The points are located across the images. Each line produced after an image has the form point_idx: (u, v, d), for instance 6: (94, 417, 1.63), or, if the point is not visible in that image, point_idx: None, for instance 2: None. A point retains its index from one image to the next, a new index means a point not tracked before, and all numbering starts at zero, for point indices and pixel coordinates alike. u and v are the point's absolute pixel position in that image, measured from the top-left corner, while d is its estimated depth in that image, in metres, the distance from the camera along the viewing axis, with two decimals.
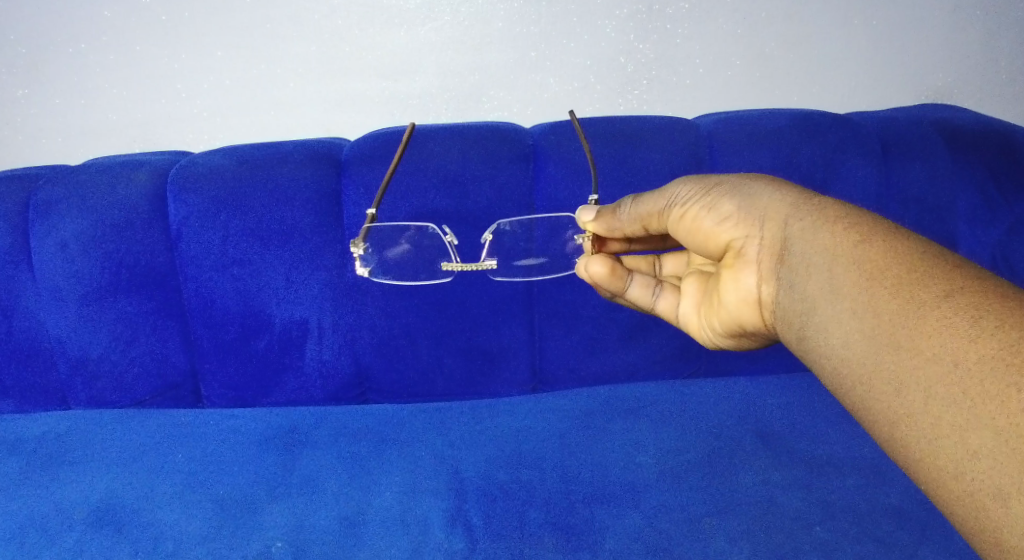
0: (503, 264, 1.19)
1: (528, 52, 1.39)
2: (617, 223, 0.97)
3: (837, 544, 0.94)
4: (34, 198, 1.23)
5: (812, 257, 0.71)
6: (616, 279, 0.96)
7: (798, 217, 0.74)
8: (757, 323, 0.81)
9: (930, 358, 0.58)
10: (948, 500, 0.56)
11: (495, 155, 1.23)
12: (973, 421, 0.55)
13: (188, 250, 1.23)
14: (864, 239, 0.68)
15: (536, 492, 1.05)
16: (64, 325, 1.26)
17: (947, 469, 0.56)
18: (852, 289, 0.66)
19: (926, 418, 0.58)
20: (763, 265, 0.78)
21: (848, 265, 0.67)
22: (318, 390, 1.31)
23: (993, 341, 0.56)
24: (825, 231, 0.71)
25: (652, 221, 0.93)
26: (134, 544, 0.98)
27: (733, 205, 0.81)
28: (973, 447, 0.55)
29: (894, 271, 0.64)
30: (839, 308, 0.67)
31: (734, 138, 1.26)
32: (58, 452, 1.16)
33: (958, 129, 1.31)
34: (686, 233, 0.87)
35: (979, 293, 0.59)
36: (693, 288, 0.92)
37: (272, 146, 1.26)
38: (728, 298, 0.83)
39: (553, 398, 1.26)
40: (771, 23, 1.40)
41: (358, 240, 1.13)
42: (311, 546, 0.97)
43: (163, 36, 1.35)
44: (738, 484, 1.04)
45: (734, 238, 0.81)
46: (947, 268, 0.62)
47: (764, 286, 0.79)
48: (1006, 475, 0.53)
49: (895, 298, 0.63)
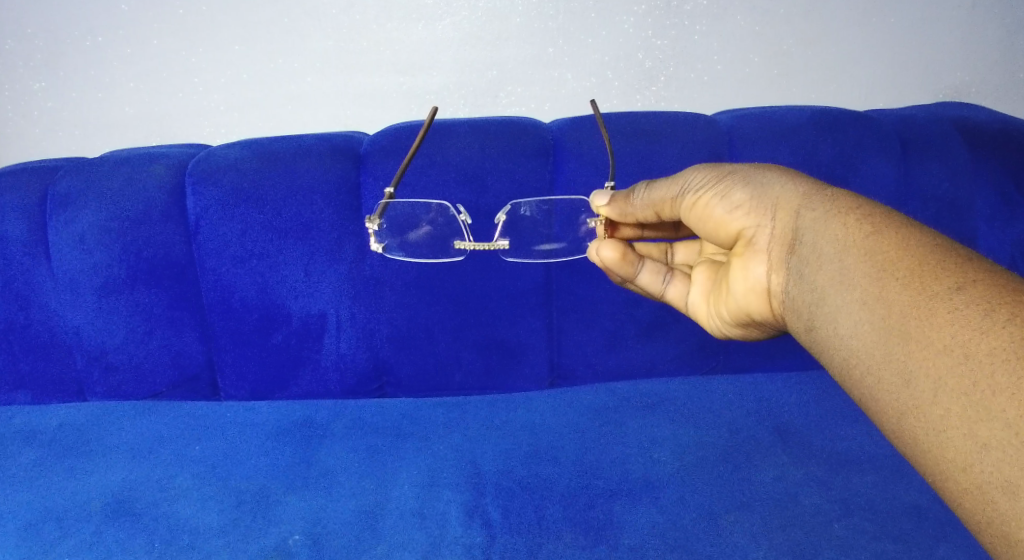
0: (516, 246, 1.20)
1: (546, 48, 1.39)
2: (631, 210, 0.96)
3: (856, 541, 0.94)
4: (53, 189, 1.23)
5: (823, 247, 0.71)
6: (626, 265, 0.96)
7: (809, 207, 0.74)
8: (764, 312, 0.82)
9: (941, 349, 0.58)
10: (955, 492, 0.56)
11: (514, 149, 1.23)
12: (984, 413, 0.54)
13: (207, 242, 1.24)
14: (876, 231, 0.68)
15: (554, 487, 1.04)
16: (81, 316, 1.26)
17: (954, 460, 0.56)
18: (862, 278, 0.66)
19: (935, 410, 0.58)
20: (773, 254, 0.78)
21: (860, 256, 0.67)
22: (335, 383, 1.31)
23: (1005, 334, 0.55)
24: (836, 222, 0.71)
25: (664, 207, 0.92)
26: (152, 534, 0.99)
27: (744, 194, 0.81)
28: (982, 440, 0.54)
29: (906, 262, 0.64)
30: (849, 298, 0.67)
31: (754, 134, 1.26)
32: (77, 443, 1.16)
33: (978, 127, 1.30)
34: (697, 221, 0.87)
35: (990, 286, 0.58)
36: (703, 277, 0.93)
37: (291, 139, 1.26)
38: (738, 287, 0.83)
39: (571, 393, 1.26)
40: (790, 19, 1.39)
41: (375, 216, 1.15)
42: (329, 538, 0.98)
43: (181, 31, 1.36)
44: (757, 480, 1.03)
45: (746, 227, 0.81)
46: (958, 261, 0.62)
47: (773, 276, 0.79)
48: (1014, 468, 0.52)
49: (906, 289, 0.62)
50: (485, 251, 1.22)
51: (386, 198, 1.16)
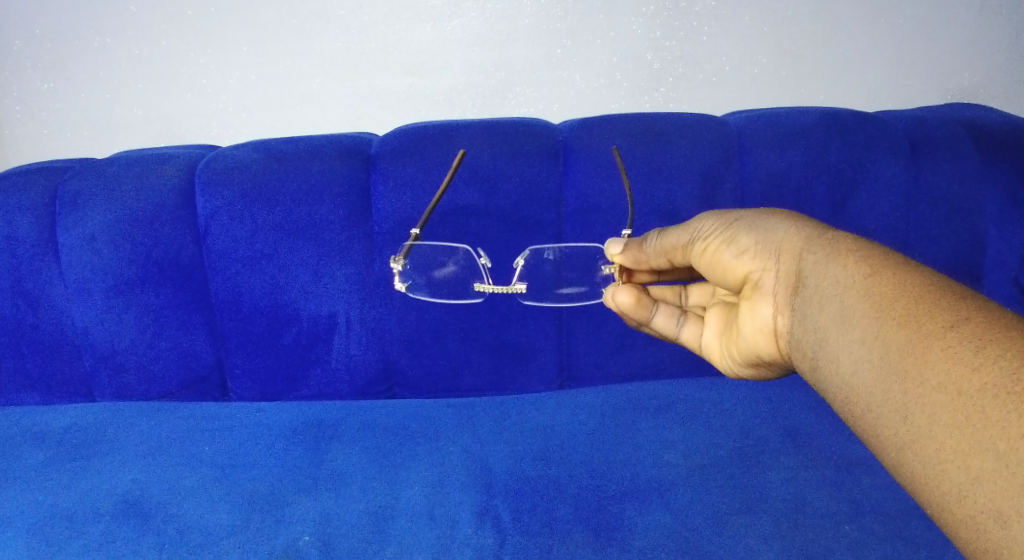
0: (533, 289, 1.21)
1: (555, 48, 1.39)
2: (643, 257, 0.98)
3: (867, 543, 0.94)
4: (62, 190, 1.24)
5: (824, 289, 0.70)
6: (641, 309, 0.97)
7: (812, 250, 0.74)
8: (773, 352, 0.81)
9: (935, 386, 0.58)
10: (951, 524, 0.56)
11: (524, 150, 1.23)
12: (976, 447, 0.55)
13: (217, 243, 1.24)
14: (875, 272, 0.67)
15: (565, 488, 1.04)
16: (90, 317, 1.26)
17: (949, 492, 0.56)
18: (861, 318, 0.66)
19: (931, 445, 0.58)
20: (779, 296, 0.78)
21: (860, 297, 0.67)
22: (345, 384, 1.31)
23: (995, 369, 0.56)
24: (837, 263, 0.70)
25: (676, 255, 0.94)
26: (161, 535, 0.99)
27: (750, 239, 0.82)
28: (974, 472, 0.55)
29: (904, 301, 0.63)
30: (850, 338, 0.66)
31: (764, 135, 1.26)
32: (87, 444, 1.17)
33: (987, 128, 1.29)
34: (706, 267, 0.88)
35: (985, 323, 0.58)
36: (717, 318, 0.92)
37: (301, 140, 1.26)
38: (747, 328, 0.83)
39: (582, 394, 1.25)
40: (798, 21, 1.40)
41: (398, 257, 1.18)
42: (339, 539, 0.98)
43: (188, 31, 1.36)
44: (768, 481, 1.03)
45: (751, 270, 0.81)
46: (954, 299, 0.61)
47: (780, 317, 0.78)
48: (1006, 499, 0.53)
49: (904, 329, 0.62)
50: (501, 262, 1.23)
51: (409, 240, 1.18)
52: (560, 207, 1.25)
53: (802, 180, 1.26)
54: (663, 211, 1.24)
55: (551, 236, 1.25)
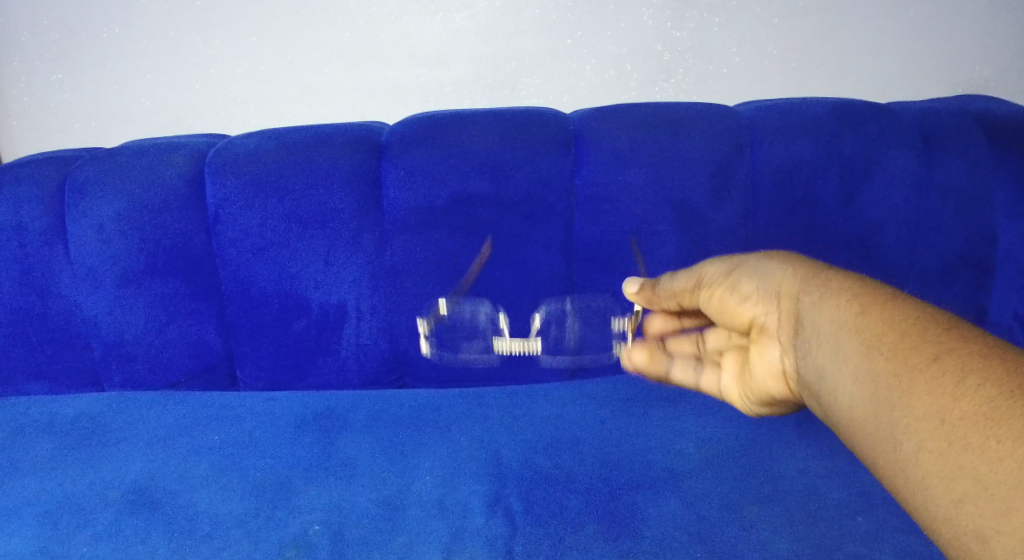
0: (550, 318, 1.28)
1: (565, 39, 1.39)
2: (658, 303, 1.06)
3: (881, 533, 0.93)
4: (71, 179, 1.23)
5: (820, 329, 0.80)
6: (657, 363, 1.04)
7: (807, 294, 0.84)
8: (783, 392, 0.90)
9: (921, 415, 0.66)
10: (941, 542, 0.62)
11: (535, 139, 1.22)
12: (957, 469, 0.62)
13: (227, 232, 1.23)
14: (864, 312, 0.77)
15: (577, 478, 1.04)
16: (99, 306, 1.26)
17: (936, 511, 0.63)
18: (853, 355, 0.75)
19: (919, 470, 0.65)
20: (782, 338, 0.87)
21: (852, 337, 0.76)
22: (356, 374, 1.30)
23: (975, 397, 0.64)
24: (830, 306, 0.80)
25: (685, 299, 1.02)
26: (170, 525, 0.98)
27: (752, 286, 0.92)
28: (958, 494, 0.61)
29: (890, 339, 0.73)
30: (847, 374, 0.75)
31: (775, 126, 1.25)
32: (96, 434, 1.16)
33: (999, 120, 1.29)
34: (714, 312, 0.97)
35: (963, 355, 0.67)
36: (732, 363, 0.97)
37: (311, 129, 1.26)
38: (757, 369, 0.92)
39: (592, 384, 1.25)
40: (808, 13, 1.39)
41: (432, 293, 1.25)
42: (350, 529, 0.97)
43: (196, 22, 1.36)
44: (781, 471, 1.03)
45: (756, 315, 0.91)
46: (935, 336, 0.71)
47: (786, 357, 0.87)
48: (987, 518, 0.58)
49: (892, 363, 0.71)
50: (513, 263, 1.25)
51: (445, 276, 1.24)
52: (571, 197, 1.24)
53: (814, 171, 1.25)
54: (673, 201, 1.24)
55: (562, 226, 1.24)
